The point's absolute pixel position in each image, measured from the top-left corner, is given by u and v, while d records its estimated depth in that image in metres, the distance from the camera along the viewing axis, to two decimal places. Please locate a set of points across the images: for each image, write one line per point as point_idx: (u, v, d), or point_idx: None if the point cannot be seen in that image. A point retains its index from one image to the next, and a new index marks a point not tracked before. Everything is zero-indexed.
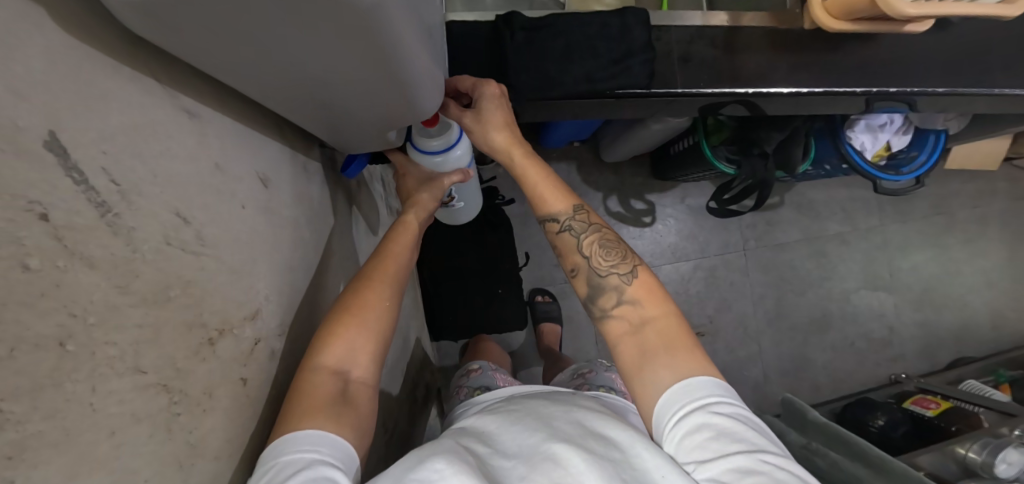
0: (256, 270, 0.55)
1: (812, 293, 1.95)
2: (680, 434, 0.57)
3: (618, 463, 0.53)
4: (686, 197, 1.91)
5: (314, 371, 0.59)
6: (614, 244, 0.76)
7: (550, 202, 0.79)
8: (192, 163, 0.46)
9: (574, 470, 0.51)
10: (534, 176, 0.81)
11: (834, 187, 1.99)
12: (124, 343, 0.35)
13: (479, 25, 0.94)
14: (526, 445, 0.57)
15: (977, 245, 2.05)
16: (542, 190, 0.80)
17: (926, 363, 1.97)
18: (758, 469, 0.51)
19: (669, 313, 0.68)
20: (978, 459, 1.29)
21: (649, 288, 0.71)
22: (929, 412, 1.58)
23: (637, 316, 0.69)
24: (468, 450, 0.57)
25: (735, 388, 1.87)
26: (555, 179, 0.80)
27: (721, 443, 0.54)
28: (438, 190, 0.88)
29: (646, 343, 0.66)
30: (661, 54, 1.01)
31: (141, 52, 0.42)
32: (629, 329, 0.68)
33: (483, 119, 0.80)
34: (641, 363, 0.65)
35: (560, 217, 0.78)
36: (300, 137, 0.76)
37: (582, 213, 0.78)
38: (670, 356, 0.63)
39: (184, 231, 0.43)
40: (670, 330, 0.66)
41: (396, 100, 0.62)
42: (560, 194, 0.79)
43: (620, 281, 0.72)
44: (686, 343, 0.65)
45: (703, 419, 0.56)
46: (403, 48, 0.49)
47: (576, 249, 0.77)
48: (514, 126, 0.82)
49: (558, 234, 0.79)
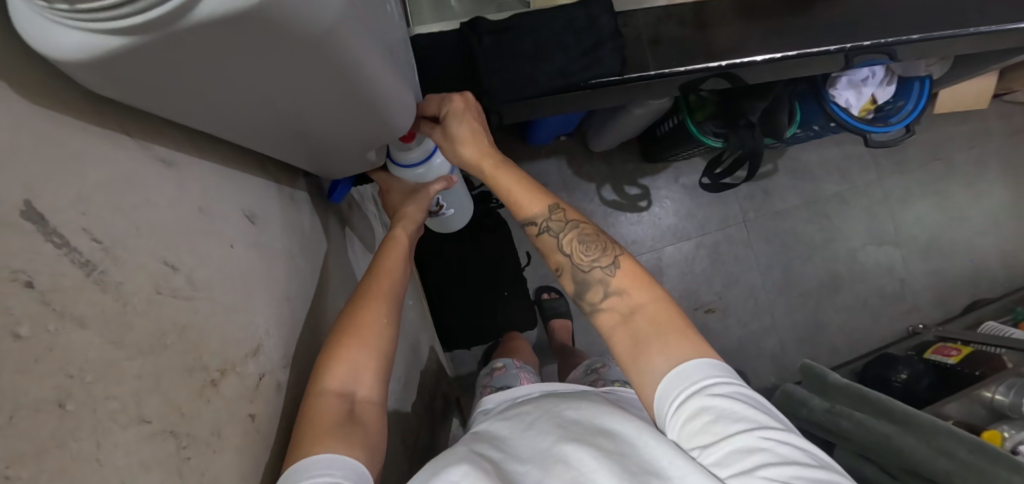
0: (252, 306, 0.56)
1: (819, 256, 1.94)
2: (683, 419, 0.57)
3: (629, 457, 0.54)
4: (679, 177, 1.91)
5: (320, 395, 0.60)
6: (593, 238, 0.76)
7: (526, 206, 0.79)
8: (175, 210, 0.47)
9: (586, 470, 0.52)
10: (507, 183, 0.81)
11: (827, 147, 1.97)
12: (125, 396, 0.35)
13: (445, 36, 0.94)
14: (539, 449, 0.57)
15: (979, 187, 2.03)
16: (519, 195, 0.80)
17: (942, 311, 1.95)
18: (760, 447, 0.51)
19: (658, 298, 0.68)
20: (1006, 400, 1.28)
21: (634, 275, 0.71)
22: (951, 359, 1.57)
23: (625, 306, 0.69)
24: (482, 457, 0.57)
25: (754, 361, 1.86)
26: (528, 182, 0.81)
27: (721, 425, 0.54)
28: (421, 201, 0.89)
29: (638, 332, 0.66)
30: (631, 38, 1.01)
31: (106, 109, 0.43)
32: (620, 319, 0.68)
33: (449, 133, 0.82)
34: (636, 351, 0.64)
35: (538, 219, 0.78)
36: (282, 169, 0.77)
37: (559, 211, 0.78)
38: (663, 341, 0.63)
39: (174, 279, 0.44)
40: (661, 316, 0.66)
41: (370, 119, 0.62)
42: (535, 197, 0.79)
43: (604, 273, 0.72)
44: (677, 327, 0.64)
45: (700, 404, 0.56)
46: (368, 64, 0.50)
47: (557, 248, 0.77)
48: (482, 139, 0.82)
49: (539, 237, 0.79)
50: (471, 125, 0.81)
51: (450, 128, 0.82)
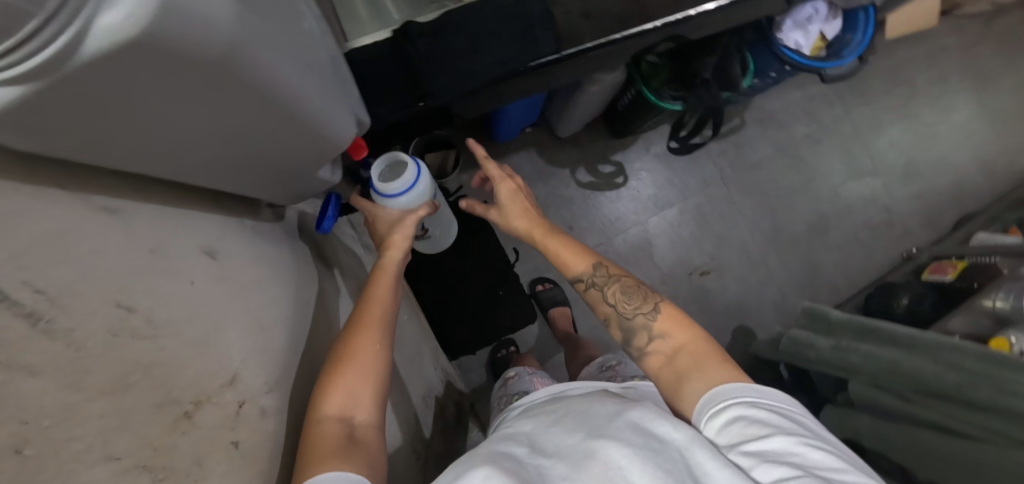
0: (223, 337, 0.56)
1: (801, 200, 1.95)
2: (720, 425, 0.63)
3: (658, 452, 0.55)
4: (650, 147, 1.92)
5: (319, 421, 0.61)
6: (634, 289, 0.85)
7: (572, 266, 0.90)
8: (125, 254, 0.48)
9: (615, 465, 0.54)
10: (555, 247, 0.92)
11: (789, 91, 1.99)
12: (89, 435, 0.36)
13: (379, 46, 0.96)
14: (564, 444, 0.59)
15: (945, 102, 2.04)
16: (564, 257, 0.91)
17: (932, 231, 1.96)
18: (795, 450, 0.56)
19: (698, 336, 0.75)
20: (1008, 306, 1.28)
21: (674, 316, 0.79)
22: (949, 277, 1.58)
23: (669, 347, 0.76)
24: (507, 455, 0.58)
25: (756, 314, 1.86)
26: (571, 245, 0.91)
27: (755, 427, 0.59)
28: (407, 228, 0.87)
29: (681, 366, 0.73)
30: (562, 14, 1.01)
31: (35, 166, 0.43)
32: (665, 359, 0.75)
33: (505, 213, 0.97)
34: (679, 383, 0.71)
35: (584, 276, 0.88)
36: (241, 203, 0.77)
37: (602, 269, 0.89)
38: (704, 371, 0.70)
39: (131, 320, 0.45)
40: (702, 351, 0.73)
41: (305, 133, 0.62)
42: (578, 258, 0.90)
43: (646, 319, 0.80)
44: (719, 360, 0.71)
45: (738, 412, 0.62)
46: (277, 73, 0.50)
47: (603, 300, 0.86)
48: (531, 214, 0.96)
49: (585, 292, 0.89)
50: (520, 204, 0.97)
51: (501, 206, 0.98)
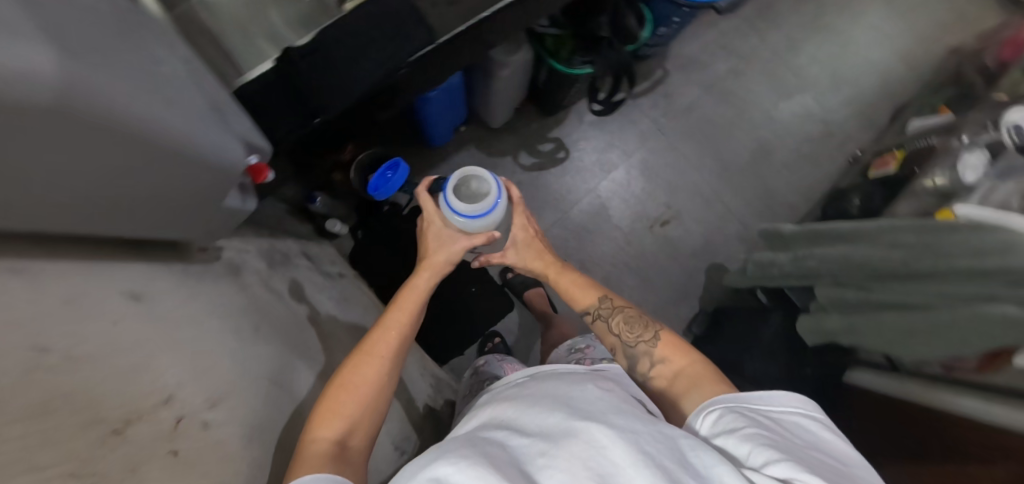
0: (154, 364, 0.61)
1: (739, 132, 2.00)
2: (710, 423, 0.71)
3: (641, 435, 0.59)
4: (584, 117, 1.97)
5: (312, 441, 0.74)
6: (636, 320, 0.98)
7: (581, 301, 1.05)
8: (40, 301, 0.52)
9: (598, 444, 0.58)
10: (564, 286, 1.08)
11: (703, 33, 2.05)
12: (14, 452, 0.41)
13: (266, 76, 1.01)
14: (545, 423, 0.64)
15: (852, 8, 2.11)
16: (574, 294, 1.06)
17: (870, 131, 2.01)
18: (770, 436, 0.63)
19: (695, 360, 0.87)
20: (947, 180, 1.26)
21: (675, 343, 0.91)
22: (893, 167, 1.58)
23: (671, 371, 0.88)
24: (487, 439, 0.64)
25: (723, 249, 1.91)
26: (580, 284, 1.07)
27: (737, 419, 0.67)
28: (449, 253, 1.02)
29: (681, 384, 0.85)
30: (428, 6, 1.05)
31: None
32: (670, 380, 0.87)
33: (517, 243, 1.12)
34: (678, 397, 0.84)
35: (591, 309, 1.03)
36: (165, 249, 0.82)
37: (608, 302, 1.03)
38: (700, 387, 0.81)
39: (50, 356, 0.48)
40: (701, 372, 0.85)
41: (188, 163, 0.66)
42: (587, 294, 1.05)
43: (648, 346, 0.92)
44: (714, 377, 0.82)
45: (724, 410, 0.71)
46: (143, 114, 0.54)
47: (609, 331, 0.99)
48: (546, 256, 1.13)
49: (594, 324, 1.03)
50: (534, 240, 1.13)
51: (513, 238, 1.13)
